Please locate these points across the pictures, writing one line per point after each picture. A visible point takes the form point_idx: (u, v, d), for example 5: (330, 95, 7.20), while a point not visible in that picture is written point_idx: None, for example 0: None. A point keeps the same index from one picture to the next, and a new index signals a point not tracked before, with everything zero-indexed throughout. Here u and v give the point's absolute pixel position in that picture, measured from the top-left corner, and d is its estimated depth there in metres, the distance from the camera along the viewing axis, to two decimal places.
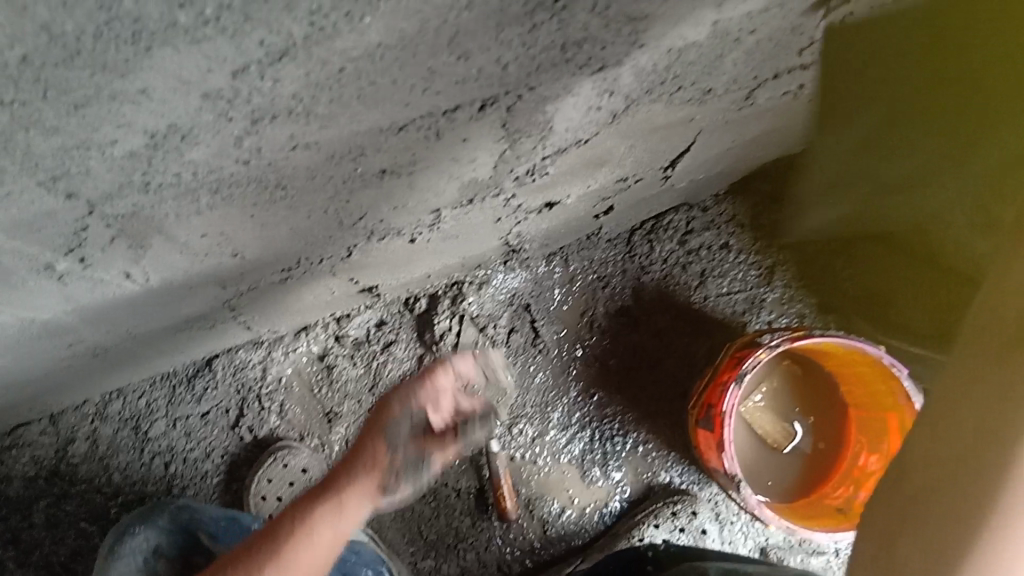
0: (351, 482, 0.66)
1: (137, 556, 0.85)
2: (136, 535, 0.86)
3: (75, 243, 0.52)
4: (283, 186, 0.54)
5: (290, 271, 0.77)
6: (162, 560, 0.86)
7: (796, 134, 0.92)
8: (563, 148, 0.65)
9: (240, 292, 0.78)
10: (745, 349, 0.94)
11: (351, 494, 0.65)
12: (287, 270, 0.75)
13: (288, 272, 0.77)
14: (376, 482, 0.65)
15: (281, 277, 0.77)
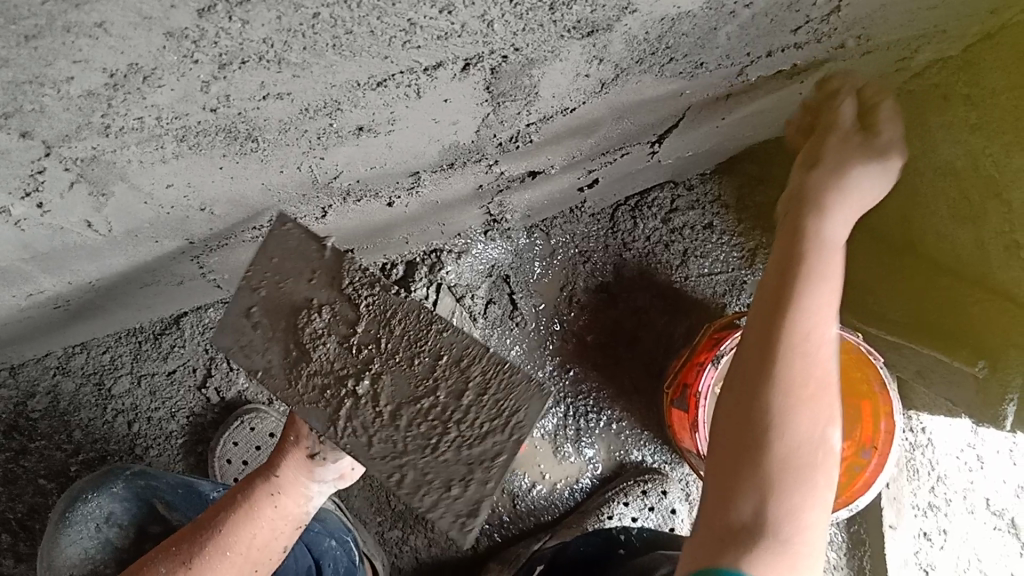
0: (279, 484, 0.71)
1: (90, 524, 0.83)
2: (87, 502, 0.83)
3: (32, 187, 0.49)
4: (254, 138, 0.52)
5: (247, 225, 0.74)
6: (116, 528, 0.84)
7: (779, 122, 0.92)
8: (548, 115, 0.63)
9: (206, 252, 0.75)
10: (723, 331, 0.94)
11: (279, 495, 0.71)
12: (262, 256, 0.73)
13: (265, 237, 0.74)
14: (302, 481, 0.72)
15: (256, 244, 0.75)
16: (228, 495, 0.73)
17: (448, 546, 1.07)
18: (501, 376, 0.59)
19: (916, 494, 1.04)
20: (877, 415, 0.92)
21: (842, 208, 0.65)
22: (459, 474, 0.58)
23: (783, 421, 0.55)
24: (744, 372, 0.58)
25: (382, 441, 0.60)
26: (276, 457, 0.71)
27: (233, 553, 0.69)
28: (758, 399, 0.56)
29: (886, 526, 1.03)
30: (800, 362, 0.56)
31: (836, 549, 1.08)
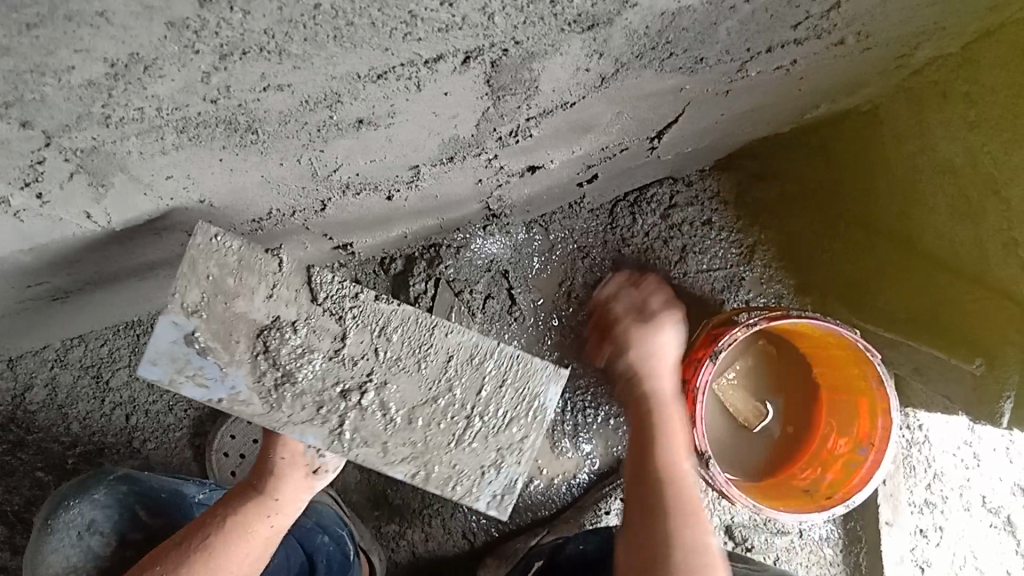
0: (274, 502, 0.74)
1: (72, 531, 0.81)
2: (69, 508, 0.83)
3: (32, 177, 0.49)
4: (254, 130, 0.52)
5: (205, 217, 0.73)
6: (98, 536, 0.82)
7: (778, 119, 0.92)
8: (548, 110, 0.63)
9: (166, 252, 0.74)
10: (721, 326, 0.95)
11: (275, 514, 0.74)
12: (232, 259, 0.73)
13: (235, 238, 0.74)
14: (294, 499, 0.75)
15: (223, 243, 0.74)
16: (213, 511, 0.74)
17: (446, 540, 1.07)
18: (516, 370, 0.69)
19: (914, 492, 1.04)
20: (874, 411, 0.92)
21: (662, 398, 0.89)
22: (489, 458, 0.69)
23: (675, 539, 0.74)
24: (643, 539, 0.75)
25: (400, 443, 0.68)
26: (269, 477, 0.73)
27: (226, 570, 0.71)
28: (657, 536, 0.74)
29: (883, 523, 1.03)
30: (679, 495, 0.78)
31: (832, 545, 1.07)
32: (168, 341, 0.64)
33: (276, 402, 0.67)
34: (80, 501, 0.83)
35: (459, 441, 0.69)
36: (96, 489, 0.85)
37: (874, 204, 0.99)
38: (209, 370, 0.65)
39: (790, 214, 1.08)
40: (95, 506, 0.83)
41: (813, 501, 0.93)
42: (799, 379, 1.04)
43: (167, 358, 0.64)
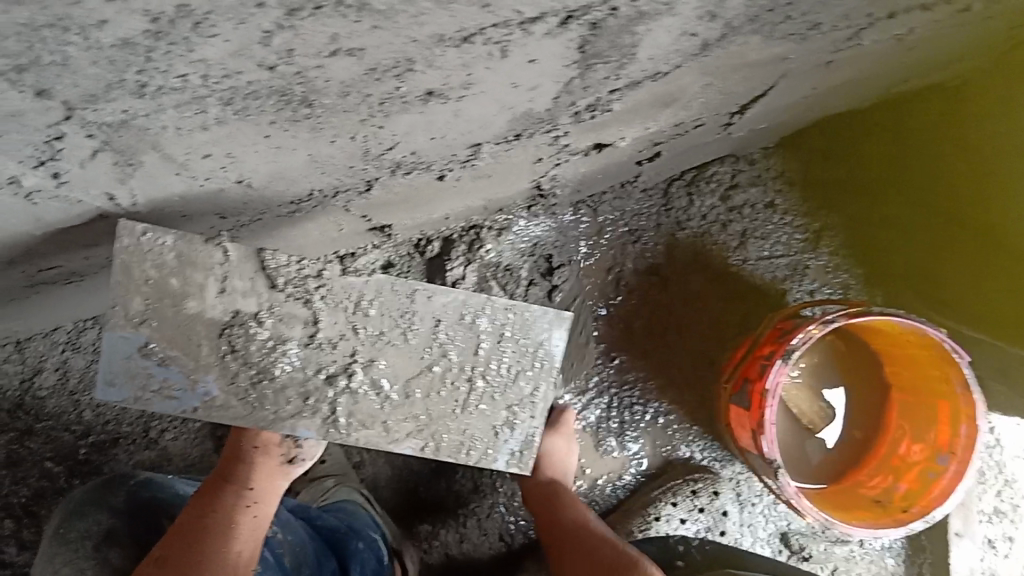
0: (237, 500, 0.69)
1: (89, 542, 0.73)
2: (85, 517, 0.74)
3: (47, 155, 0.42)
4: (309, 103, 0.44)
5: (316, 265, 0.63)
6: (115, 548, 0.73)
7: (869, 90, 0.83)
8: (637, 81, 0.55)
9: (179, 247, 0.59)
10: (787, 321, 0.88)
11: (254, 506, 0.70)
12: (225, 288, 0.61)
13: (225, 282, 0.61)
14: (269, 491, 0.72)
15: (222, 255, 0.61)
16: (179, 522, 0.67)
17: (482, 542, 1.01)
18: (516, 324, 0.68)
19: (982, 500, 0.98)
20: (955, 418, 0.85)
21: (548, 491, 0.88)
22: (500, 418, 0.71)
23: None
24: None
25: (402, 419, 0.69)
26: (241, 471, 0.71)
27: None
28: None
29: (952, 533, 0.98)
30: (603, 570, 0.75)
31: (894, 555, 1.02)
32: (121, 355, 0.61)
33: (257, 400, 0.65)
34: (95, 509, 0.75)
35: (464, 406, 0.69)
36: (112, 497, 0.76)
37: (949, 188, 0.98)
38: (174, 380, 0.63)
39: (859, 198, 1.00)
40: (111, 514, 0.75)
41: (886, 514, 0.87)
42: (865, 385, 0.96)
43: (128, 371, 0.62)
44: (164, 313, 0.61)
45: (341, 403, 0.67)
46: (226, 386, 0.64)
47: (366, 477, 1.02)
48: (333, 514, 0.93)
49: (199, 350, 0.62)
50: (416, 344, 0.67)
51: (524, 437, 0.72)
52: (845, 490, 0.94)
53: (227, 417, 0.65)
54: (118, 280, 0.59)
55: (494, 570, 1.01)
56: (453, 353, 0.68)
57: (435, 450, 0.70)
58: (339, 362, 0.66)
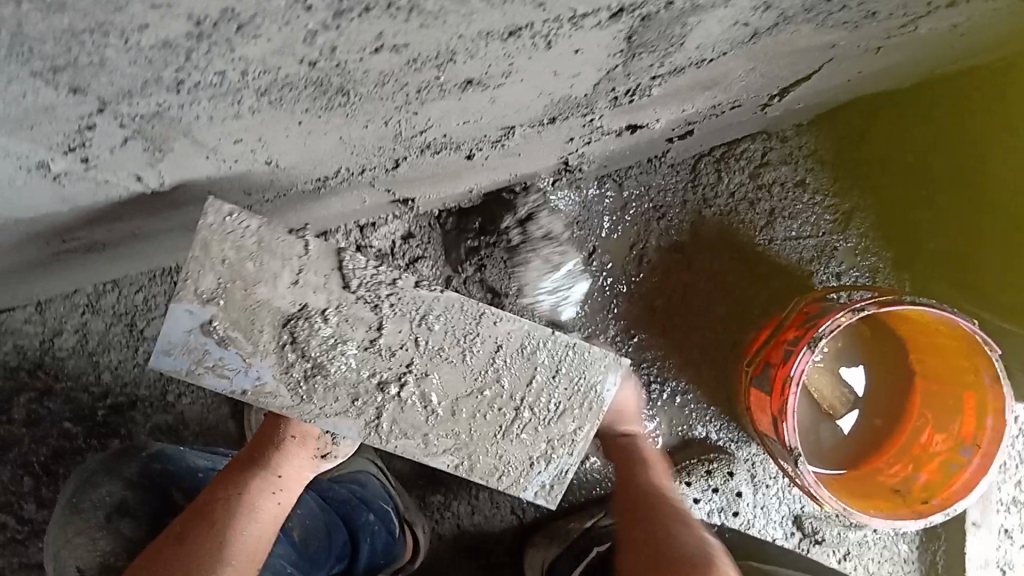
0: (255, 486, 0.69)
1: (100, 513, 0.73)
2: (99, 487, 0.74)
3: (78, 142, 0.40)
4: (345, 92, 0.42)
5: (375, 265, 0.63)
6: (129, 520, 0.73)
7: (910, 74, 0.81)
8: (680, 68, 0.53)
9: (262, 233, 0.60)
10: (814, 306, 0.87)
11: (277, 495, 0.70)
12: (298, 280, 0.61)
13: (300, 275, 0.61)
14: (298, 479, 0.72)
15: (302, 247, 0.61)
16: (194, 504, 0.68)
17: (492, 513, 1.02)
18: (572, 360, 0.66)
19: (1002, 489, 0.98)
20: (981, 409, 0.84)
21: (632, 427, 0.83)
22: (539, 449, 0.67)
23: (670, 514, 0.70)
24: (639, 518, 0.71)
25: (442, 434, 0.66)
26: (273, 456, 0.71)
27: (238, 559, 0.65)
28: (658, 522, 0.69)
29: (969, 523, 0.98)
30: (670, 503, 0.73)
31: (908, 542, 1.02)
32: (183, 330, 0.59)
33: (306, 394, 0.63)
34: (112, 477, 0.75)
35: (505, 433, 0.66)
36: (125, 468, 0.77)
37: (993, 179, 0.94)
38: (229, 359, 0.61)
39: (892, 180, 0.98)
40: (125, 485, 0.75)
41: (905, 504, 0.87)
42: (888, 373, 0.96)
43: (188, 347, 0.60)
44: (233, 294, 0.60)
45: (387, 410, 0.65)
46: (280, 374, 0.62)
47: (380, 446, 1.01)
48: (349, 488, 0.94)
49: (260, 335, 0.61)
50: (473, 365, 0.65)
51: (557, 472, 0.68)
52: (864, 477, 0.94)
53: (274, 405, 0.63)
54: (196, 254, 0.58)
55: (505, 541, 1.03)
56: (505, 379, 0.66)
57: (468, 470, 0.67)
58: (393, 369, 0.64)
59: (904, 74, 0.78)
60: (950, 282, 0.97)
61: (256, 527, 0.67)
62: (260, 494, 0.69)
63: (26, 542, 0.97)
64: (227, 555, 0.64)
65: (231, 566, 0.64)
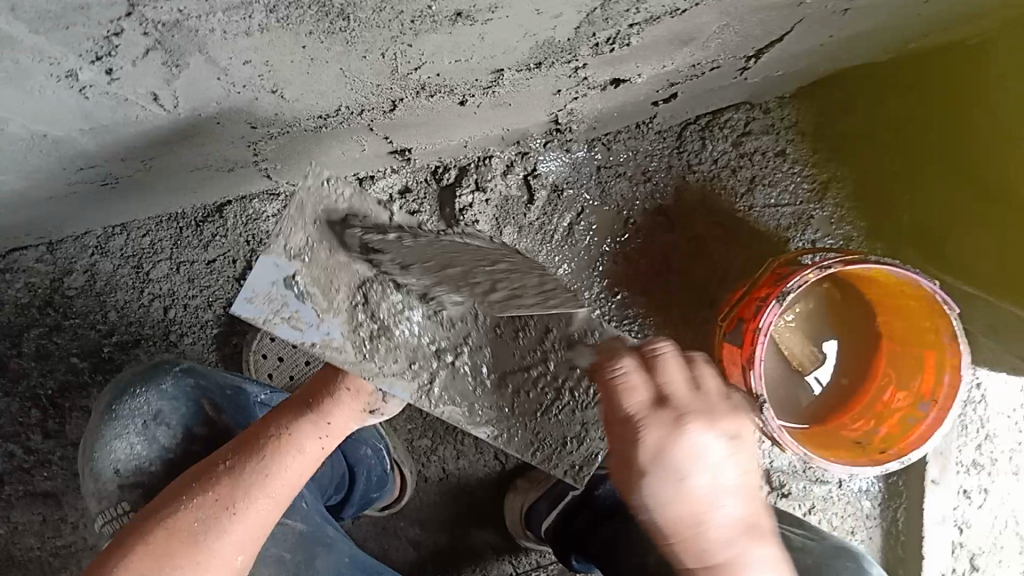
0: (303, 427, 0.70)
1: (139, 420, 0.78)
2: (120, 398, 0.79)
3: (104, 50, 0.45)
4: (346, 16, 0.47)
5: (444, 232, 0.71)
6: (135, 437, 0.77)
7: (881, 44, 0.85)
8: (655, 16, 0.58)
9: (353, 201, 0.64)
10: (786, 267, 0.92)
11: (324, 438, 0.70)
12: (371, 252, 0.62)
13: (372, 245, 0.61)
14: (346, 426, 0.71)
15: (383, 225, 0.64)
16: (248, 436, 0.71)
17: (476, 457, 1.06)
18: None
19: (962, 452, 1.03)
20: (941, 366, 0.89)
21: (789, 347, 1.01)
22: (573, 429, 0.76)
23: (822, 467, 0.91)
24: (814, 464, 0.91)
25: (485, 406, 0.74)
26: (326, 401, 0.70)
27: (276, 495, 0.68)
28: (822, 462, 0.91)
29: (928, 480, 1.03)
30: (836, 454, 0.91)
31: (871, 498, 1.07)
32: (268, 281, 0.60)
33: (370, 351, 0.66)
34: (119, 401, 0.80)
35: (545, 412, 0.75)
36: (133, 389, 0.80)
37: (987, 155, 0.94)
38: (305, 315, 0.61)
39: (869, 152, 1.03)
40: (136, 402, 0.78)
41: (865, 454, 0.92)
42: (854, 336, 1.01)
43: (269, 297, 0.60)
44: (317, 253, 0.61)
45: (441, 377, 0.70)
46: (348, 332, 0.64)
47: None
48: None
49: (335, 294, 0.63)
50: (523, 345, 0.71)
51: (587, 454, 0.77)
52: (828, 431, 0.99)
53: (337, 360, 0.64)
54: (291, 212, 0.60)
55: (490, 487, 1.07)
56: (551, 363, 0.71)
57: (508, 441, 0.75)
58: (449, 339, 0.70)
59: (877, 40, 0.83)
60: (921, 252, 1.02)
61: (300, 467, 0.70)
62: (308, 436, 0.70)
63: (32, 471, 1.02)
64: (266, 490, 0.68)
65: (269, 500, 0.68)
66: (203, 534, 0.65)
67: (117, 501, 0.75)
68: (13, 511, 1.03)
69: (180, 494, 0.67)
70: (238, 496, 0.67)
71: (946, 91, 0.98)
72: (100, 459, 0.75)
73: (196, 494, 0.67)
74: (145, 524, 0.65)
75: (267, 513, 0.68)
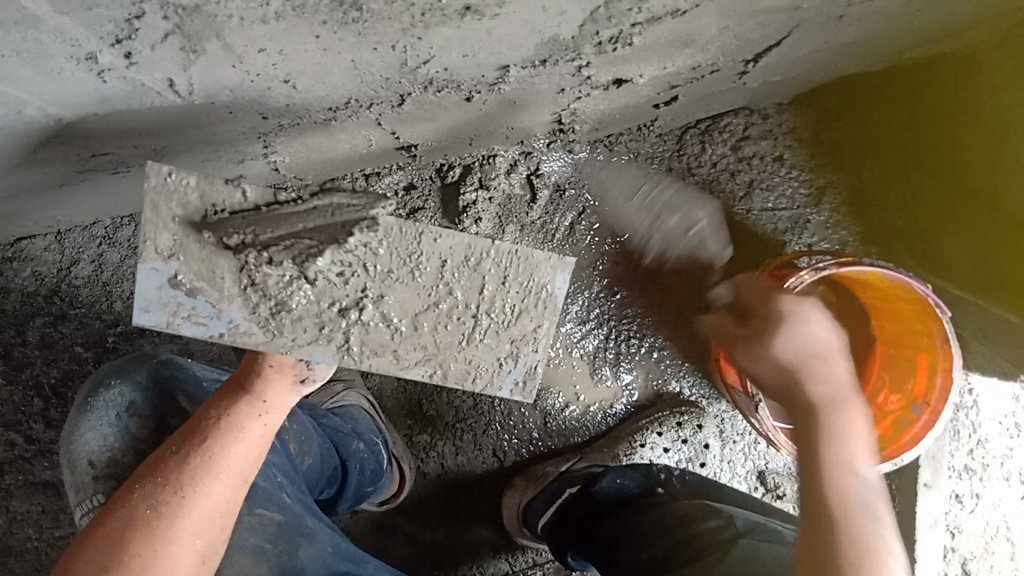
0: (242, 405, 0.69)
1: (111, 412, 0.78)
2: (109, 389, 0.79)
3: (125, 33, 0.47)
4: (359, 6, 0.49)
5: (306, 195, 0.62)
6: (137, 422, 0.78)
7: (879, 53, 0.87)
8: (657, 17, 0.60)
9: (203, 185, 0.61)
10: (782, 268, 0.94)
11: (265, 413, 0.70)
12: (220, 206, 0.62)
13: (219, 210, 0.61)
14: (281, 398, 0.70)
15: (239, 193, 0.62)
16: (193, 422, 0.70)
17: (474, 455, 1.07)
18: (517, 264, 0.67)
19: (954, 456, 1.03)
20: (933, 368, 0.91)
21: None
22: (504, 350, 0.70)
23: None
24: None
25: (412, 348, 0.69)
26: (256, 378, 0.69)
27: (226, 475, 0.67)
28: None
29: (920, 484, 1.03)
30: None
31: None
32: (153, 286, 0.63)
33: (276, 327, 0.66)
34: None
35: (468, 338, 0.69)
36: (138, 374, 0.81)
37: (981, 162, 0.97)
38: (200, 309, 0.64)
39: (865, 159, 1.05)
40: (135, 388, 0.79)
41: None
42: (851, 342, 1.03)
43: (162, 301, 0.63)
44: (189, 246, 0.62)
45: (355, 333, 0.67)
46: (249, 315, 0.65)
47: (373, 384, 1.06)
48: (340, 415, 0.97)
49: (223, 282, 0.63)
50: (423, 282, 0.67)
51: (527, 367, 0.71)
52: None
53: (250, 343, 0.66)
54: (148, 217, 0.61)
55: (489, 483, 1.08)
56: (458, 292, 0.67)
57: (443, 377, 0.70)
58: (349, 295, 0.66)
59: (872, 49, 0.85)
60: (913, 256, 1.03)
61: (247, 444, 0.69)
62: (248, 415, 0.69)
63: (33, 460, 1.03)
64: (215, 470, 0.67)
65: (222, 481, 0.67)
66: (158, 518, 0.64)
67: (92, 492, 0.75)
68: (12, 500, 1.03)
69: (133, 484, 0.67)
70: (189, 480, 0.66)
71: (937, 100, 1.00)
72: (100, 443, 0.76)
73: (151, 481, 0.66)
74: (106, 518, 0.65)
75: (222, 493, 0.67)
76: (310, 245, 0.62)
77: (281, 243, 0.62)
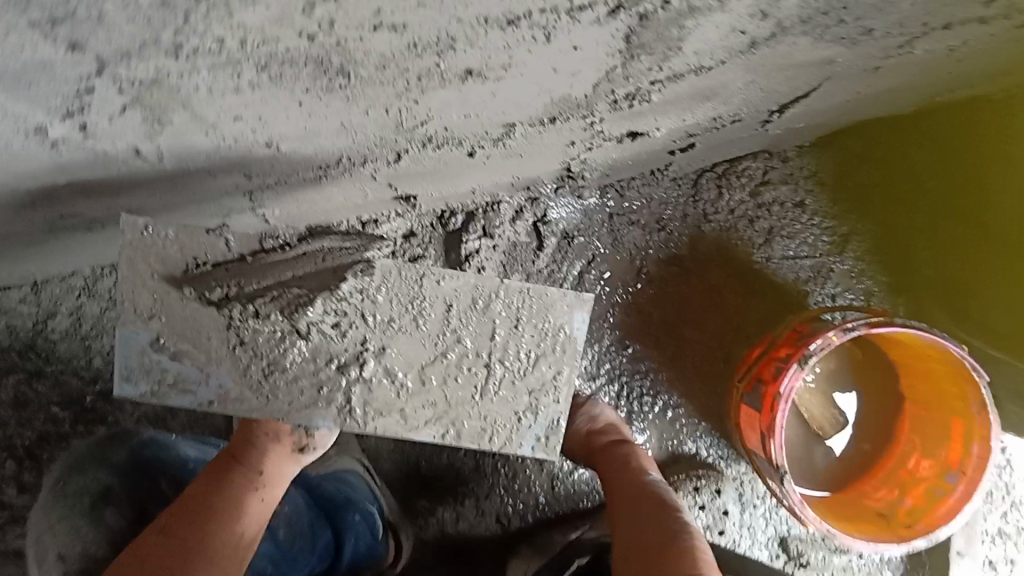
0: (242, 481, 0.68)
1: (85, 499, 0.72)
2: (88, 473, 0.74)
3: (77, 107, 0.41)
4: (345, 73, 0.43)
5: (293, 242, 0.65)
6: (108, 504, 0.72)
7: (909, 99, 0.81)
8: (678, 74, 0.54)
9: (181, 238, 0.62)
10: (807, 325, 0.88)
11: (263, 489, 0.69)
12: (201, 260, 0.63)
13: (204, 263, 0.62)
14: (279, 471, 0.71)
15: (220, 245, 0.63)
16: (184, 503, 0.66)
17: (478, 522, 1.00)
18: (530, 305, 0.67)
19: (987, 520, 0.98)
20: (969, 436, 0.84)
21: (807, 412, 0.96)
22: (523, 404, 0.69)
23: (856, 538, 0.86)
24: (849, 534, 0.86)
25: (419, 408, 0.67)
26: (253, 452, 0.70)
27: (220, 558, 0.62)
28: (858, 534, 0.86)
29: (953, 552, 0.98)
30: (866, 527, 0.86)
31: (893, 568, 1.01)
32: (136, 351, 0.63)
33: (271, 390, 0.65)
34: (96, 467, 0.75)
35: (483, 394, 0.68)
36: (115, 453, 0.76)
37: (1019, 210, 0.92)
38: (187, 375, 0.64)
39: (891, 205, 0.99)
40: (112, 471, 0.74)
41: (889, 528, 0.86)
42: (878, 402, 0.96)
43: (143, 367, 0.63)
44: (171, 306, 0.62)
45: (357, 393, 0.66)
46: (239, 379, 0.65)
47: (368, 445, 1.00)
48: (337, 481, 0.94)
49: (207, 342, 0.63)
50: (428, 330, 0.66)
51: (549, 423, 0.70)
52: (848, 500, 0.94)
53: (243, 409, 0.65)
54: (127, 275, 0.61)
55: (492, 552, 1.01)
56: (466, 339, 0.67)
57: (456, 437, 0.68)
58: (349, 350, 0.65)
59: (900, 96, 0.79)
60: (945, 310, 0.97)
61: (247, 523, 0.66)
62: (247, 491, 0.68)
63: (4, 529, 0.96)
64: (208, 554, 0.62)
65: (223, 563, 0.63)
66: None
67: None
68: None
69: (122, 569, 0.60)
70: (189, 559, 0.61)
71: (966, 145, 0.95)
72: (67, 529, 0.70)
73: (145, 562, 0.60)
74: None
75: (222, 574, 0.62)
76: (299, 294, 0.63)
77: (267, 293, 0.62)
